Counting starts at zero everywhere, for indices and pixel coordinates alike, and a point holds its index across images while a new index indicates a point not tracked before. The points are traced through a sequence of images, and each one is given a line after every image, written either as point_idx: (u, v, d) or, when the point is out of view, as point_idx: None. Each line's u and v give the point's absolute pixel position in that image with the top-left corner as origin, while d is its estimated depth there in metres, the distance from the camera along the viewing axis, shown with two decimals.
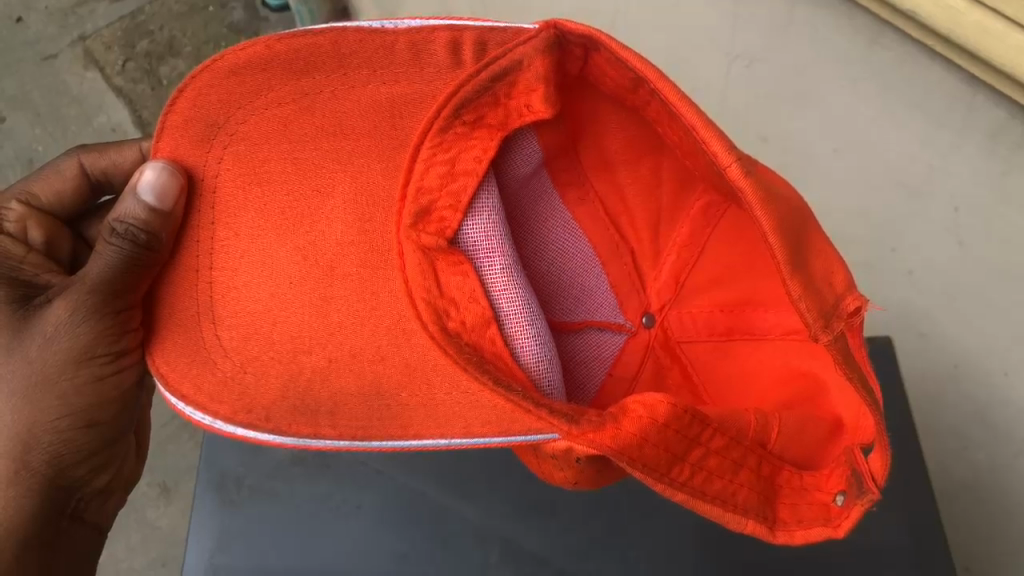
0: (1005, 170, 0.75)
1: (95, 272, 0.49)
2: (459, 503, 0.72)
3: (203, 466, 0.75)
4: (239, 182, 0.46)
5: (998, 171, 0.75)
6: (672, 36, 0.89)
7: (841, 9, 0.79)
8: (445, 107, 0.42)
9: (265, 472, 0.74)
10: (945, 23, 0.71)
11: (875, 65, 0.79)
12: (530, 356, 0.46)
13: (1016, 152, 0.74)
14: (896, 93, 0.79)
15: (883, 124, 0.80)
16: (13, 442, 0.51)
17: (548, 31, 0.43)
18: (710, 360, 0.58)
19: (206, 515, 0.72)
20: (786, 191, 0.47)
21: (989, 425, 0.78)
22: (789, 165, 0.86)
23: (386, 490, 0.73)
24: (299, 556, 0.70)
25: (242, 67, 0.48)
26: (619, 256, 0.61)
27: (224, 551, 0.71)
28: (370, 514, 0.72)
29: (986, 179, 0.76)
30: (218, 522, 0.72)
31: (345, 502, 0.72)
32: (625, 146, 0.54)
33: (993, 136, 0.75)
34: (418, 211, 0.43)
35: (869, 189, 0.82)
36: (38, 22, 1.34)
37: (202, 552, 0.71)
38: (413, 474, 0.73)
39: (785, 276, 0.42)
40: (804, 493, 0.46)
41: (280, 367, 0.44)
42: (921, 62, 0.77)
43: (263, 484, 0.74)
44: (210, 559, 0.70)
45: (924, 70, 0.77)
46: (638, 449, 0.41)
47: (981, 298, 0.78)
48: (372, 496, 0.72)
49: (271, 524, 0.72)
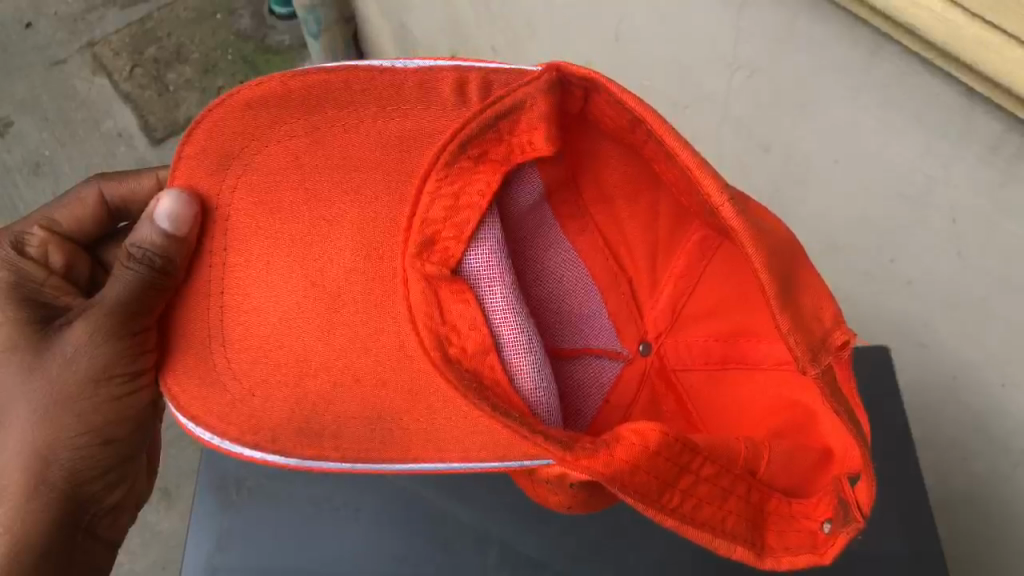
0: (1002, 180, 0.57)
1: (114, 295, 0.51)
2: (457, 506, 0.75)
3: (204, 468, 0.78)
4: (251, 211, 0.48)
5: (996, 180, 0.57)
6: (671, 44, 0.78)
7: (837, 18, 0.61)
8: (451, 143, 0.44)
9: (265, 475, 0.77)
10: (945, 39, 0.52)
11: (875, 76, 0.61)
12: (532, 385, 0.48)
13: (1017, 164, 0.55)
14: (896, 105, 0.61)
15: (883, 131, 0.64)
16: (34, 458, 0.54)
17: (551, 72, 0.45)
18: (705, 387, 0.60)
19: (206, 514, 0.75)
20: (776, 228, 0.48)
21: (987, 435, 0.71)
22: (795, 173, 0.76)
23: (386, 493, 0.76)
24: (297, 557, 0.73)
25: (256, 102, 0.50)
26: (617, 285, 0.63)
27: (223, 551, 0.73)
28: (367, 520, 0.74)
29: (984, 190, 0.58)
30: (217, 521, 0.75)
31: (345, 505, 0.75)
32: (623, 180, 0.56)
33: (992, 147, 0.56)
34: (423, 241, 0.45)
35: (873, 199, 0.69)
36: (48, 28, 1.43)
37: (201, 551, 0.73)
38: (412, 478, 0.75)
39: (774, 309, 0.44)
40: (791, 520, 0.48)
41: (287, 390, 0.45)
42: (923, 72, 0.58)
43: (263, 486, 0.76)
44: (209, 560, 0.73)
45: (921, 79, 0.58)
46: (630, 474, 0.43)
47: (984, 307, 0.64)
48: (371, 500, 0.75)
49: (270, 523, 0.75)
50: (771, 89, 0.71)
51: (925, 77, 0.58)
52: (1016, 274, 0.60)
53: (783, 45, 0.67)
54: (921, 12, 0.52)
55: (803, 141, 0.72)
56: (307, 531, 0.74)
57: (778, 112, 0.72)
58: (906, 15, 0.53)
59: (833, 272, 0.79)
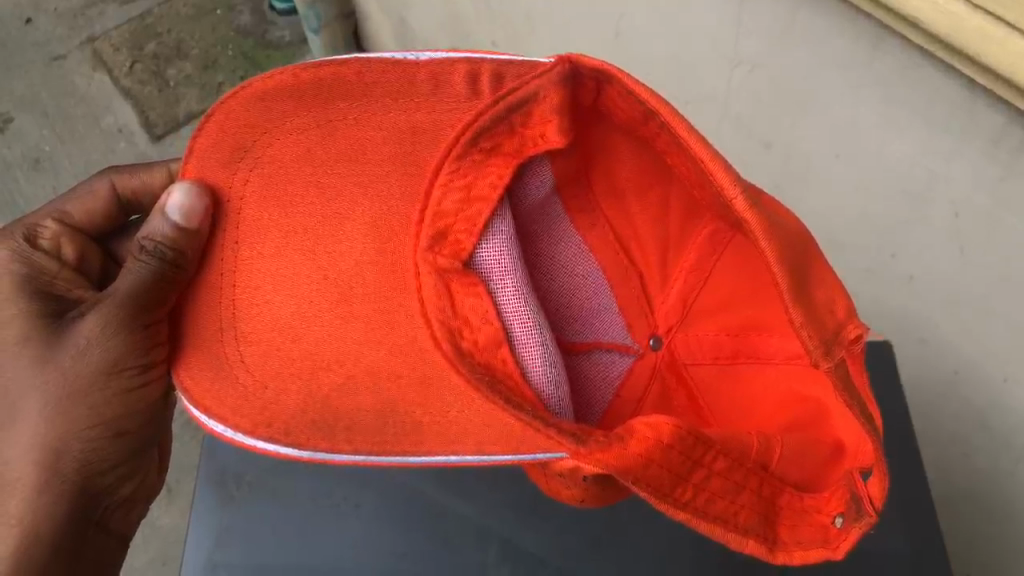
0: (1002, 176, 0.57)
1: (125, 288, 0.51)
2: (457, 501, 0.75)
3: (203, 462, 0.78)
4: (262, 204, 0.48)
5: (996, 175, 0.57)
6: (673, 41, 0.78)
7: (839, 15, 0.61)
8: (463, 136, 0.44)
9: (265, 470, 0.77)
10: (948, 32, 0.52)
11: (876, 72, 0.61)
12: (544, 378, 0.48)
13: (1017, 158, 0.55)
14: (898, 102, 0.61)
15: (886, 128, 0.64)
16: (45, 451, 0.54)
17: (564, 64, 0.45)
18: (714, 382, 0.60)
19: (204, 510, 0.75)
20: (788, 221, 0.48)
21: (990, 432, 0.71)
22: (795, 172, 0.76)
23: (384, 490, 0.76)
24: (298, 553, 0.73)
25: (269, 94, 0.50)
26: (628, 279, 0.63)
27: (224, 547, 0.73)
28: (366, 515, 0.75)
29: (985, 186, 0.59)
30: (217, 518, 0.75)
31: (344, 500, 0.75)
32: (634, 174, 0.56)
33: (994, 142, 0.56)
34: (435, 234, 0.45)
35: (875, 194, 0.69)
36: (47, 24, 1.43)
37: (202, 548, 0.73)
38: (410, 473, 0.76)
39: (787, 302, 0.44)
40: (804, 515, 0.48)
41: (299, 383, 0.45)
42: (926, 67, 0.57)
43: (262, 481, 0.77)
44: (209, 556, 0.73)
45: (923, 72, 0.58)
46: (643, 467, 0.43)
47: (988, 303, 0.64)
48: (370, 495, 0.75)
49: (271, 519, 0.75)
50: (772, 84, 0.71)
51: (926, 71, 0.58)
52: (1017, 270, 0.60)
53: (783, 40, 0.67)
54: (923, 5, 0.52)
55: (804, 138, 0.72)
56: (308, 525, 0.74)
57: (779, 110, 0.72)
58: (907, 8, 0.53)
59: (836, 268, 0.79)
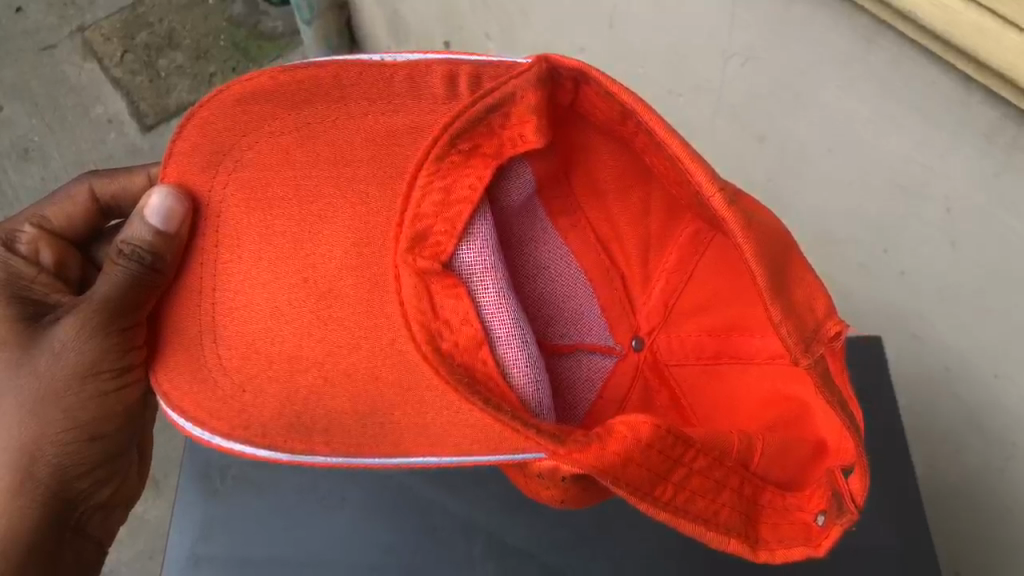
0: (997, 171, 0.57)
1: (104, 291, 0.52)
2: (441, 495, 0.75)
3: (189, 455, 0.78)
4: (242, 208, 0.47)
5: (991, 171, 0.57)
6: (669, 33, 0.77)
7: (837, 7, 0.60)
8: (443, 137, 0.45)
9: (249, 463, 0.77)
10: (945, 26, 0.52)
11: (872, 66, 0.61)
12: (524, 382, 0.48)
13: (1012, 155, 0.55)
14: (893, 95, 0.61)
15: (884, 128, 0.63)
16: (20, 452, 0.54)
17: (541, 64, 0.45)
18: (699, 382, 0.60)
19: (189, 504, 0.76)
20: (768, 220, 0.49)
21: (981, 428, 0.71)
22: (790, 166, 0.76)
23: (371, 482, 0.76)
24: (280, 546, 0.73)
25: (248, 97, 0.50)
26: (609, 280, 0.63)
27: (206, 541, 0.74)
28: (353, 508, 0.75)
29: (978, 180, 0.58)
30: (202, 511, 0.75)
31: (331, 494, 0.75)
32: (615, 176, 0.56)
33: (988, 137, 0.56)
34: (415, 237, 0.45)
35: (868, 188, 0.69)
36: (38, 13, 1.42)
37: (185, 543, 0.73)
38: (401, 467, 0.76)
39: (766, 299, 0.44)
40: (786, 513, 0.48)
41: (279, 385, 0.45)
42: (922, 61, 0.57)
43: (244, 475, 0.76)
44: (193, 549, 0.73)
45: (921, 67, 0.58)
46: (621, 467, 0.43)
47: (980, 301, 0.64)
48: (358, 488, 0.76)
49: (256, 512, 0.75)
50: (766, 78, 0.71)
51: (922, 65, 0.58)
52: (1011, 266, 0.60)
53: (778, 33, 0.67)
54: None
55: (798, 131, 0.72)
56: (295, 514, 0.75)
57: (773, 101, 0.72)
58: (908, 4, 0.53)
59: (826, 264, 0.79)
